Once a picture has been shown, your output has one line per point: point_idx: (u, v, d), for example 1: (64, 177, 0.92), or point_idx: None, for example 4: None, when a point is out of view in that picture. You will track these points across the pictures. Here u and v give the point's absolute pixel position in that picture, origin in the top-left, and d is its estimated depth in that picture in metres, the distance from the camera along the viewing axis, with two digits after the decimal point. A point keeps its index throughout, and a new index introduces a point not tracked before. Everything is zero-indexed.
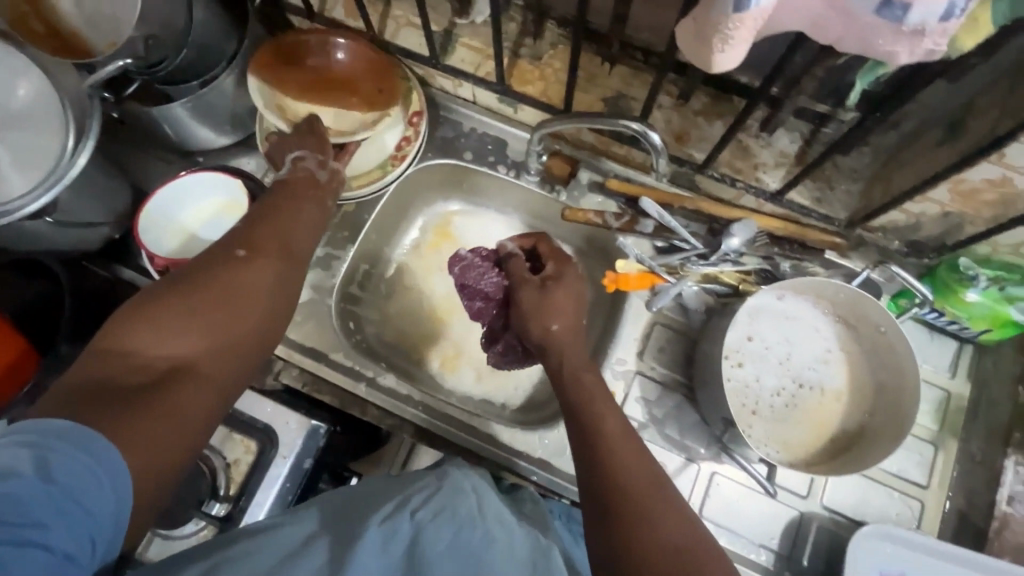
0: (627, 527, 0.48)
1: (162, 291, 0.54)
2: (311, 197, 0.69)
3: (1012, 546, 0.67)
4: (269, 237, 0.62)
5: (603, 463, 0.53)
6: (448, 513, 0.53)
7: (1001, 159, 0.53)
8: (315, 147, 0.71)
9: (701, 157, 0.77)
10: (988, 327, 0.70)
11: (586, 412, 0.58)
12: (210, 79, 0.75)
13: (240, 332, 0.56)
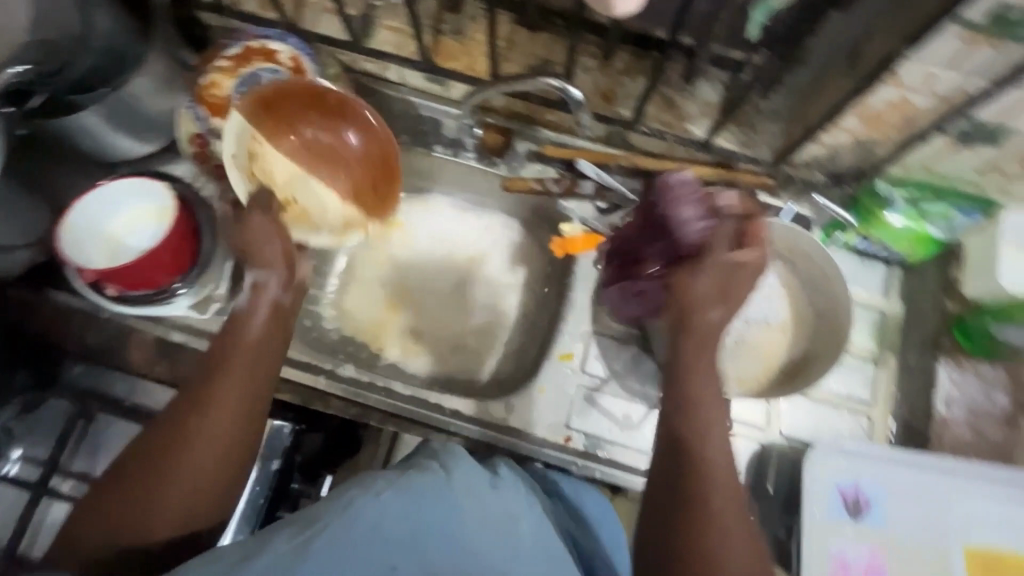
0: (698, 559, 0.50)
1: (121, 496, 0.52)
2: (253, 344, 0.59)
3: (952, 442, 0.72)
4: (206, 413, 0.55)
5: (683, 500, 0.52)
6: (413, 487, 0.53)
7: (895, 79, 0.57)
8: (262, 265, 0.62)
9: (629, 114, 0.78)
10: (912, 248, 0.74)
11: (684, 434, 0.55)
12: (123, 83, 0.72)
13: (223, 457, 0.55)
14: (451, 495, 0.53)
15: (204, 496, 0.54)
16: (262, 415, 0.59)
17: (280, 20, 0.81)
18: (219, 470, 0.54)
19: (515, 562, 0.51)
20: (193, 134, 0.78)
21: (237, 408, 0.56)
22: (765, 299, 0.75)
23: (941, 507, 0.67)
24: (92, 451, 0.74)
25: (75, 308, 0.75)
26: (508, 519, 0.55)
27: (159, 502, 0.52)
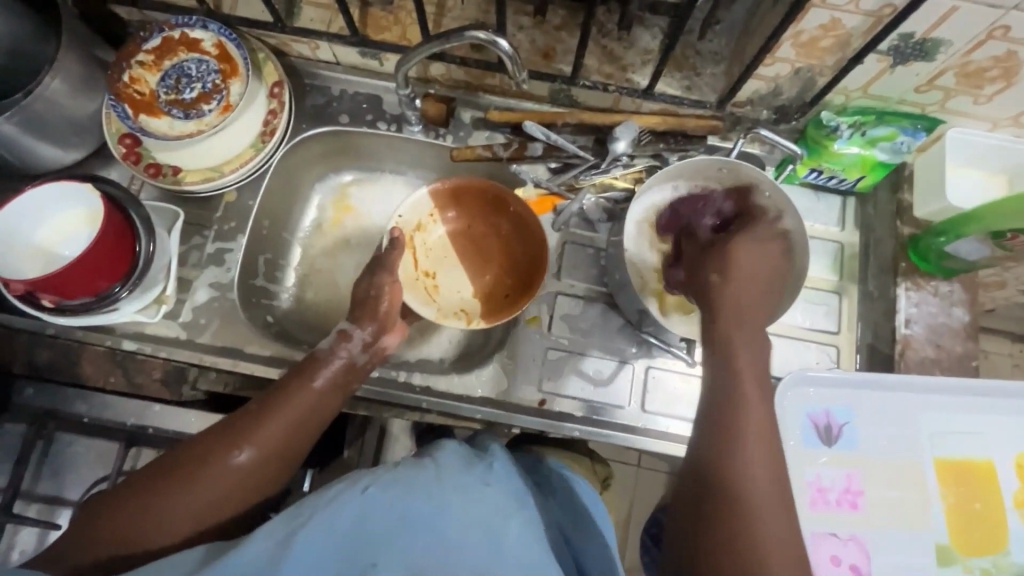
0: (744, 537, 0.49)
1: (141, 484, 0.55)
2: (312, 395, 0.62)
3: (917, 361, 0.73)
4: (250, 442, 0.58)
5: (740, 474, 0.51)
6: (400, 484, 0.51)
7: (825, 1, 0.56)
8: (357, 320, 0.68)
9: (570, 69, 0.76)
10: (862, 174, 0.74)
11: (728, 417, 0.54)
12: (33, 86, 0.68)
13: (262, 466, 0.58)
14: (437, 491, 0.51)
15: (210, 512, 0.56)
16: (295, 457, 0.61)
17: (197, 6, 0.77)
18: (236, 497, 0.57)
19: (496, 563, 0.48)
20: (121, 133, 0.75)
21: (287, 434, 0.60)
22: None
23: (907, 423, 0.69)
24: (56, 472, 0.75)
25: (17, 329, 0.70)
26: (499, 511, 0.53)
27: (172, 506, 0.54)
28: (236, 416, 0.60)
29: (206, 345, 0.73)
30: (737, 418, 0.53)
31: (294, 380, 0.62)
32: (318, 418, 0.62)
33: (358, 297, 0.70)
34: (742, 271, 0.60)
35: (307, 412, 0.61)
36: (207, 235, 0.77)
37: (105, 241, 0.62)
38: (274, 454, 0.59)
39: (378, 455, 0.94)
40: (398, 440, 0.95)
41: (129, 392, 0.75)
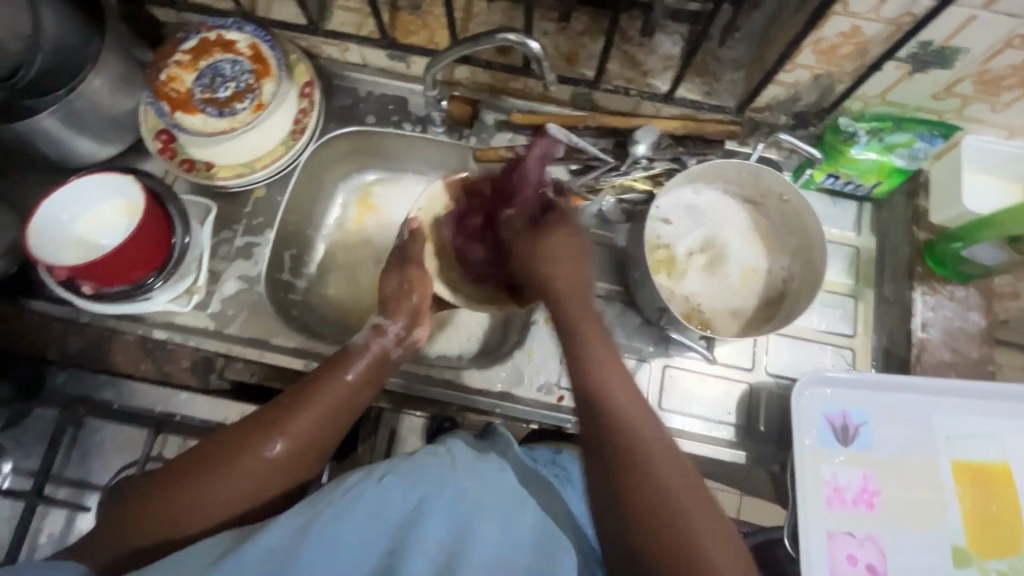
0: (614, 470, 0.50)
1: (176, 474, 0.56)
2: (345, 387, 0.63)
3: (933, 365, 0.73)
4: (284, 432, 0.59)
5: (625, 462, 0.49)
6: (418, 469, 0.54)
7: (847, 9, 0.58)
8: (390, 313, 0.71)
9: (593, 74, 0.78)
10: (879, 180, 0.75)
11: (604, 414, 0.52)
12: (76, 83, 0.70)
13: (296, 458, 0.59)
14: (455, 478, 0.54)
15: (244, 503, 0.57)
16: (326, 448, 0.62)
17: (234, 9, 0.80)
18: (270, 487, 0.58)
19: (514, 546, 0.50)
20: (157, 129, 0.78)
21: (319, 425, 0.61)
22: (736, 246, 0.76)
23: (924, 424, 0.69)
24: (84, 456, 0.78)
25: (52, 317, 0.72)
26: (516, 498, 0.55)
27: (205, 495, 0.55)
28: (269, 408, 0.60)
29: (233, 336, 0.74)
30: (602, 407, 0.52)
31: (326, 372, 0.63)
32: (347, 410, 0.63)
33: (393, 289, 0.72)
34: (550, 264, 0.62)
35: (339, 404, 0.62)
36: (236, 229, 0.79)
37: (143, 232, 0.64)
38: (308, 445, 0.60)
39: (389, 454, 0.87)
40: (407, 439, 0.87)
41: (157, 381, 0.77)
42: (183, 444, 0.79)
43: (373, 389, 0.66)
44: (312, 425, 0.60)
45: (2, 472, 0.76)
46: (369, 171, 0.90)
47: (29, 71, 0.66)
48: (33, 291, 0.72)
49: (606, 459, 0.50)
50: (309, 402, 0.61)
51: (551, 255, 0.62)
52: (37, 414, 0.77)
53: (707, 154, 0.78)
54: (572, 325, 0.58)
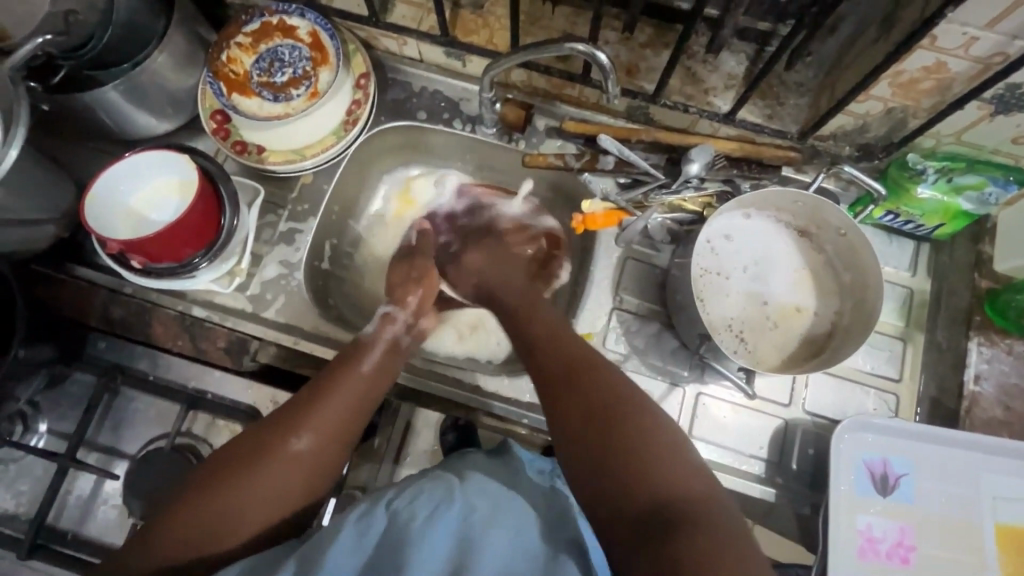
0: (553, 381, 0.59)
1: (207, 479, 0.57)
2: (360, 378, 0.65)
3: (983, 421, 0.71)
4: (308, 427, 0.60)
5: (583, 408, 0.55)
6: (426, 495, 0.57)
7: (933, 44, 0.56)
8: (398, 301, 0.76)
9: (652, 87, 0.76)
10: (942, 222, 0.72)
11: (544, 351, 0.62)
12: (142, 60, 0.71)
13: (319, 452, 0.60)
14: (463, 500, 0.56)
15: (274, 504, 0.58)
16: (352, 440, 0.64)
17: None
18: (301, 481, 0.59)
19: (521, 557, 0.53)
20: (213, 109, 0.78)
21: (337, 415, 0.62)
22: (789, 281, 0.74)
23: (970, 482, 0.67)
24: (116, 425, 0.80)
25: (98, 284, 0.74)
26: (525, 517, 0.57)
27: (242, 498, 0.56)
28: (291, 404, 0.63)
29: (269, 320, 0.75)
30: (554, 367, 0.60)
31: (338, 365, 0.66)
32: (365, 400, 0.65)
33: (402, 279, 0.79)
34: (496, 281, 0.74)
35: (355, 395, 0.64)
36: (280, 214, 0.79)
37: (200, 210, 0.66)
38: (329, 437, 0.61)
39: (399, 453, 0.85)
40: (421, 434, 0.85)
41: (190, 357, 0.78)
42: (212, 422, 0.81)
43: (385, 380, 0.68)
44: (330, 416, 0.62)
45: (39, 432, 0.78)
46: (414, 166, 0.90)
47: (99, 45, 0.66)
48: (84, 259, 0.74)
49: (564, 412, 0.56)
50: (322, 395, 0.63)
51: (506, 266, 0.76)
52: (75, 378, 0.79)
53: (763, 180, 0.75)
54: (528, 317, 0.67)
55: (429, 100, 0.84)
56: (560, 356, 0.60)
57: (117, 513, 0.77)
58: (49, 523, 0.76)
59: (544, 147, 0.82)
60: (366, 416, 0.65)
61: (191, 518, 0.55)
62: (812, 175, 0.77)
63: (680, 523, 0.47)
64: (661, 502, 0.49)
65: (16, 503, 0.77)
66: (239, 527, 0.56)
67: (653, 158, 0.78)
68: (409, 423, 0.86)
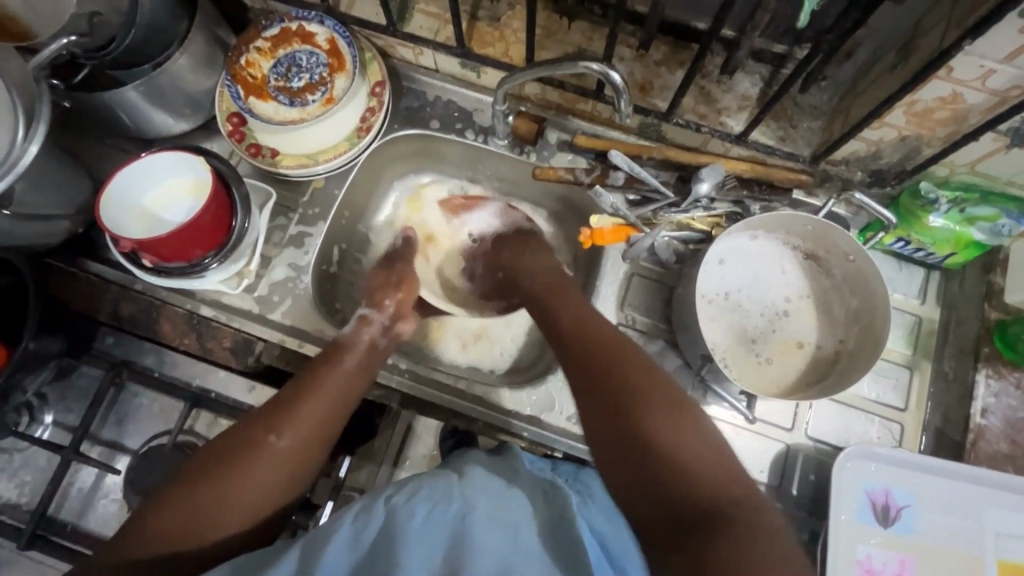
0: (591, 365, 0.60)
1: (187, 476, 0.58)
2: (340, 376, 0.67)
3: (988, 454, 0.70)
4: (289, 425, 0.62)
5: (613, 401, 0.56)
6: (425, 493, 0.57)
7: (950, 74, 0.55)
8: (375, 304, 0.76)
9: (665, 106, 0.76)
10: (953, 251, 0.71)
11: (578, 341, 0.63)
12: (162, 61, 0.72)
13: (297, 450, 0.61)
14: (461, 499, 0.56)
15: (251, 500, 0.58)
16: (332, 438, 0.65)
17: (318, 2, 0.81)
18: (283, 478, 0.61)
19: (512, 555, 0.53)
20: (230, 112, 0.79)
21: (315, 413, 0.64)
22: (786, 312, 0.74)
23: (973, 516, 0.66)
24: (120, 419, 0.80)
25: (110, 280, 0.75)
26: (523, 516, 0.57)
27: (222, 494, 0.57)
28: (270, 403, 0.64)
29: (275, 322, 0.76)
30: (591, 355, 0.60)
31: (318, 365, 0.68)
32: (344, 398, 0.66)
33: (381, 283, 0.79)
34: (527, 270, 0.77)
35: (333, 394, 0.66)
36: (291, 217, 0.80)
37: (212, 211, 0.66)
38: (306, 434, 0.62)
39: (399, 456, 0.85)
40: (422, 438, 0.85)
41: (196, 356, 0.79)
42: (214, 420, 0.81)
43: (364, 380, 0.69)
44: (307, 414, 0.63)
45: (44, 423, 0.79)
46: (424, 172, 0.91)
47: (121, 45, 0.67)
48: (95, 254, 0.76)
49: (596, 406, 0.56)
50: (302, 394, 0.64)
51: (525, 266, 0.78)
52: (82, 371, 0.80)
53: (771, 201, 0.76)
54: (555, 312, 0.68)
55: (443, 109, 0.85)
56: (590, 349, 0.61)
57: (117, 507, 0.78)
58: (51, 515, 0.77)
59: (553, 159, 0.82)
60: (345, 414, 0.66)
61: (170, 516, 0.55)
62: (823, 199, 0.77)
63: (723, 518, 0.47)
64: (696, 497, 0.48)
65: (18, 492, 0.78)
66: (216, 525, 0.56)
67: (663, 175, 0.78)
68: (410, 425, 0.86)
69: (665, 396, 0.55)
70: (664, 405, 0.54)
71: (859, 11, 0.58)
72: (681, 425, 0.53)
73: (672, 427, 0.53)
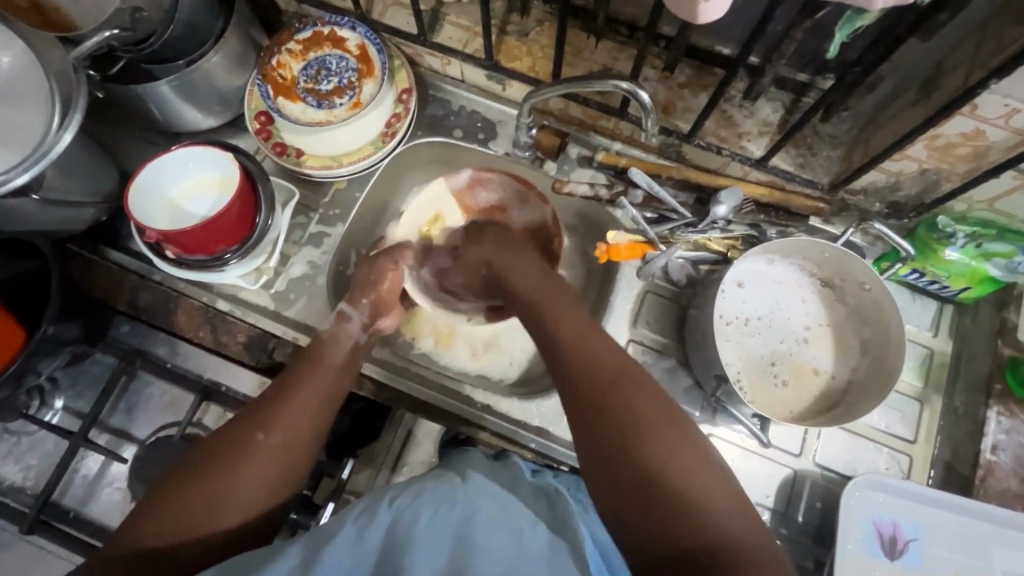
0: (602, 383, 0.57)
1: (187, 476, 0.58)
2: (329, 369, 0.68)
3: (998, 492, 0.70)
4: (280, 421, 0.62)
5: (616, 434, 0.54)
6: (427, 495, 0.56)
7: (974, 112, 0.56)
8: (355, 300, 0.75)
9: (687, 127, 0.77)
10: (968, 285, 0.71)
11: (574, 358, 0.60)
12: (196, 58, 0.73)
13: (287, 448, 0.62)
14: (464, 501, 0.56)
15: (252, 498, 0.59)
16: (323, 432, 0.66)
17: (351, 8, 0.82)
18: (279, 474, 0.61)
19: (522, 561, 0.52)
20: (258, 110, 0.81)
21: (302, 410, 0.64)
22: (805, 340, 0.74)
23: (979, 554, 0.66)
24: (130, 408, 0.81)
25: (128, 269, 0.77)
26: (526, 518, 0.57)
27: (224, 492, 0.57)
28: (265, 398, 0.65)
29: (290, 319, 0.77)
30: (592, 376, 0.58)
31: (305, 362, 0.68)
32: (328, 394, 0.67)
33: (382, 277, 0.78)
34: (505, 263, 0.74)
35: (320, 390, 0.66)
36: (312, 216, 0.81)
37: (237, 207, 0.68)
38: (296, 429, 0.63)
39: (397, 461, 0.80)
40: (421, 444, 0.80)
41: (210, 349, 0.80)
42: (223, 415, 0.81)
43: (347, 377, 0.70)
44: (294, 411, 0.63)
45: (54, 407, 0.79)
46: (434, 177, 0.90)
47: (159, 40, 0.69)
48: (116, 242, 0.78)
49: (596, 424, 0.56)
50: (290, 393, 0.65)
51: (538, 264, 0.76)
52: (95, 358, 0.81)
53: (787, 226, 0.76)
54: (554, 320, 0.65)
55: (466, 117, 0.86)
56: (592, 373, 0.58)
57: (121, 496, 0.78)
58: (54, 500, 0.77)
59: (571, 172, 0.84)
60: (332, 409, 0.67)
61: (169, 515, 0.56)
62: (840, 225, 0.77)
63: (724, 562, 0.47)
64: (705, 535, 0.49)
65: (23, 476, 0.78)
66: (217, 527, 0.56)
67: (680, 195, 0.79)
68: (416, 418, 0.81)
69: (669, 416, 0.55)
70: (672, 431, 0.54)
71: (887, 45, 0.59)
72: (692, 458, 0.53)
73: (679, 455, 0.53)
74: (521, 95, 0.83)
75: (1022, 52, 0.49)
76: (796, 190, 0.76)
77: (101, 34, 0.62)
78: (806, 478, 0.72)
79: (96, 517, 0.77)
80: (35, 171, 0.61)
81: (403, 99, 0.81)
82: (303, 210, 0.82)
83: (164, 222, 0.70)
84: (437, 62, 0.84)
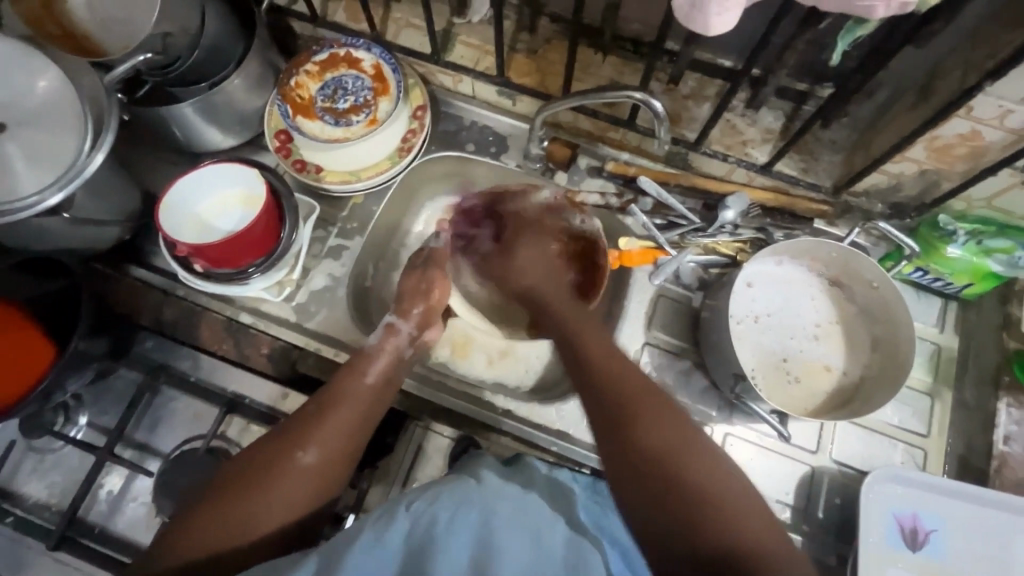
0: (624, 402, 0.55)
1: (227, 489, 0.59)
2: (365, 386, 0.68)
3: (1012, 482, 0.71)
4: (317, 438, 0.62)
5: (638, 464, 0.52)
6: (447, 499, 0.57)
7: (970, 113, 0.59)
8: (401, 312, 0.76)
9: (693, 136, 0.80)
10: (971, 282, 0.74)
11: (600, 377, 0.58)
12: (219, 80, 0.76)
13: (324, 469, 0.62)
14: (484, 503, 0.57)
15: (288, 514, 0.59)
16: (358, 451, 0.66)
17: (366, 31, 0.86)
18: (317, 491, 0.61)
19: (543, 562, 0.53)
20: (278, 129, 0.83)
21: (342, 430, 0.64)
22: (816, 337, 0.76)
23: (999, 544, 0.67)
24: (152, 423, 0.81)
25: (150, 284, 0.80)
26: (545, 519, 0.58)
27: (261, 505, 0.58)
28: (302, 415, 0.65)
29: (311, 330, 0.78)
30: (613, 394, 0.56)
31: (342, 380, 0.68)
32: (366, 415, 0.67)
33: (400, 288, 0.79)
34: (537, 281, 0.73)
35: (357, 409, 0.66)
36: (331, 230, 0.83)
37: (264, 222, 0.70)
38: (334, 449, 0.63)
39: (408, 477, 0.80)
40: (430, 458, 0.80)
41: (233, 362, 0.81)
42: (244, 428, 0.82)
43: (384, 397, 0.70)
44: (333, 431, 0.63)
45: (78, 423, 0.80)
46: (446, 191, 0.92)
47: (186, 64, 0.71)
48: (138, 259, 0.81)
49: (618, 451, 0.54)
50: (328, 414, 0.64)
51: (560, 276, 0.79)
52: (119, 374, 0.82)
53: (794, 230, 0.78)
54: (583, 334, 0.63)
55: (478, 131, 0.89)
56: (614, 392, 0.56)
57: (145, 511, 0.78)
58: (79, 516, 0.77)
59: (582, 179, 0.85)
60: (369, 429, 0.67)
61: (206, 528, 0.56)
62: (844, 227, 0.80)
63: None
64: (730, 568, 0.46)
65: (48, 493, 0.78)
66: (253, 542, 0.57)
67: (688, 201, 0.81)
68: (429, 428, 0.81)
69: (697, 442, 0.53)
70: (699, 460, 0.51)
71: (882, 54, 0.62)
72: (716, 489, 0.50)
73: (706, 485, 0.50)
74: (531, 109, 0.86)
75: (1013, 56, 0.52)
76: (800, 194, 0.79)
77: (131, 60, 0.65)
78: (824, 474, 0.73)
79: (121, 531, 0.77)
80: (67, 192, 0.63)
81: (418, 115, 0.84)
82: (322, 224, 0.84)
83: (190, 236, 0.72)
84: (448, 80, 0.87)
